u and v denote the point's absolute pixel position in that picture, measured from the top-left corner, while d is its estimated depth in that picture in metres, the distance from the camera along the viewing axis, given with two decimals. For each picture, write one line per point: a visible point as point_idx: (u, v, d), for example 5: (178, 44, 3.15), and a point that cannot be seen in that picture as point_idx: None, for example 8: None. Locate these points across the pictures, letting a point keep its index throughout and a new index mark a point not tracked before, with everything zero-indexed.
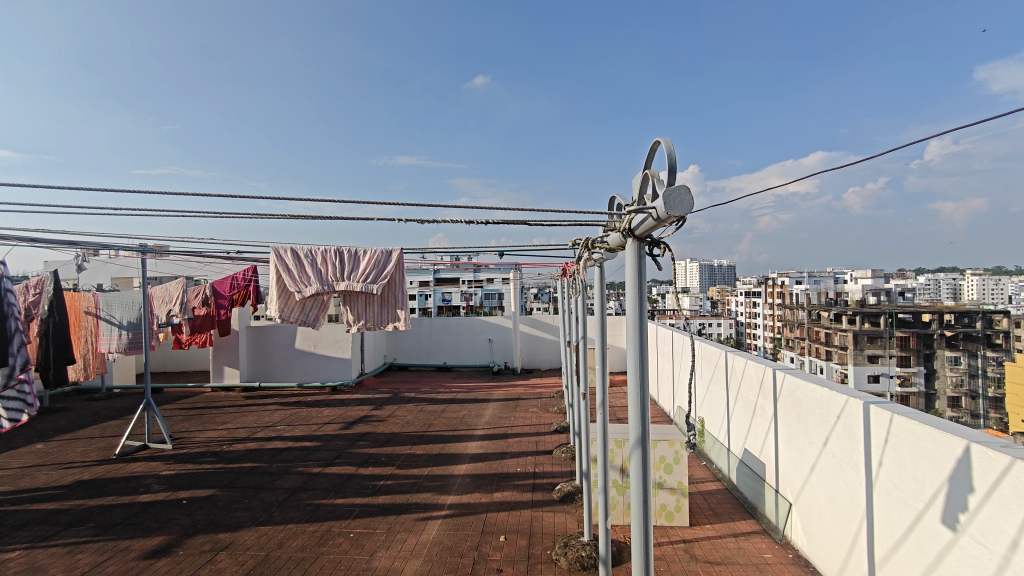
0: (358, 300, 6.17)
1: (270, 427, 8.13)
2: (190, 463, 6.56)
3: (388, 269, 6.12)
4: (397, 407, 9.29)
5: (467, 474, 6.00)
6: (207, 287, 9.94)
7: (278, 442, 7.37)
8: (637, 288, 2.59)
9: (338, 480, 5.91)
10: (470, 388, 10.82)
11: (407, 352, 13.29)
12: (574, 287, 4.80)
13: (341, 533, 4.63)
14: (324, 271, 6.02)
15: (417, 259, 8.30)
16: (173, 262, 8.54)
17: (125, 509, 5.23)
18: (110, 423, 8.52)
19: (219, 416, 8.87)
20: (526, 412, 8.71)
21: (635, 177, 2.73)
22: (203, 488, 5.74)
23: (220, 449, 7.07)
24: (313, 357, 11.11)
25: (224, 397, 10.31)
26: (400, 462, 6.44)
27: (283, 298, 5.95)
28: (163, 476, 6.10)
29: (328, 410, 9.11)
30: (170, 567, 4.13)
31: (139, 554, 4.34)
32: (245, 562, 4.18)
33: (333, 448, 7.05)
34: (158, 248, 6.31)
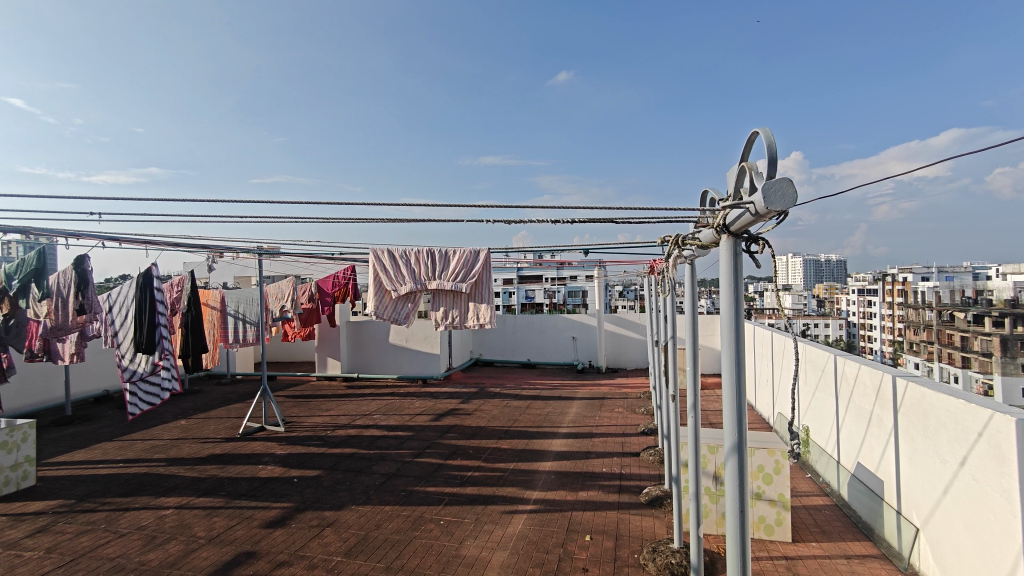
0: (449, 298, 6.42)
1: (368, 416, 8.73)
2: (300, 445, 7.22)
3: (476, 268, 6.31)
4: (483, 401, 9.55)
5: (552, 471, 6.03)
6: (313, 286, 10.78)
7: (374, 430, 7.89)
8: (733, 285, 2.46)
9: (429, 468, 6.21)
10: (554, 386, 10.85)
11: (492, 348, 13.61)
12: (661, 285, 4.64)
13: (432, 519, 4.86)
14: (417, 271, 6.37)
15: (502, 258, 8.48)
16: (285, 262, 9.46)
17: (248, 482, 5.89)
18: (235, 406, 9.62)
19: (324, 404, 9.66)
20: (611, 412, 8.56)
21: (732, 169, 2.57)
22: (311, 469, 6.31)
23: (326, 434, 7.71)
24: (405, 351, 11.73)
25: (328, 386, 11.24)
26: (487, 455, 6.62)
27: (381, 296, 6.38)
28: (279, 455, 6.79)
29: (419, 402, 9.59)
30: (286, 537, 4.59)
31: (261, 523, 4.87)
32: (347, 539, 4.54)
33: (424, 438, 7.40)
34: (273, 250, 7.00)
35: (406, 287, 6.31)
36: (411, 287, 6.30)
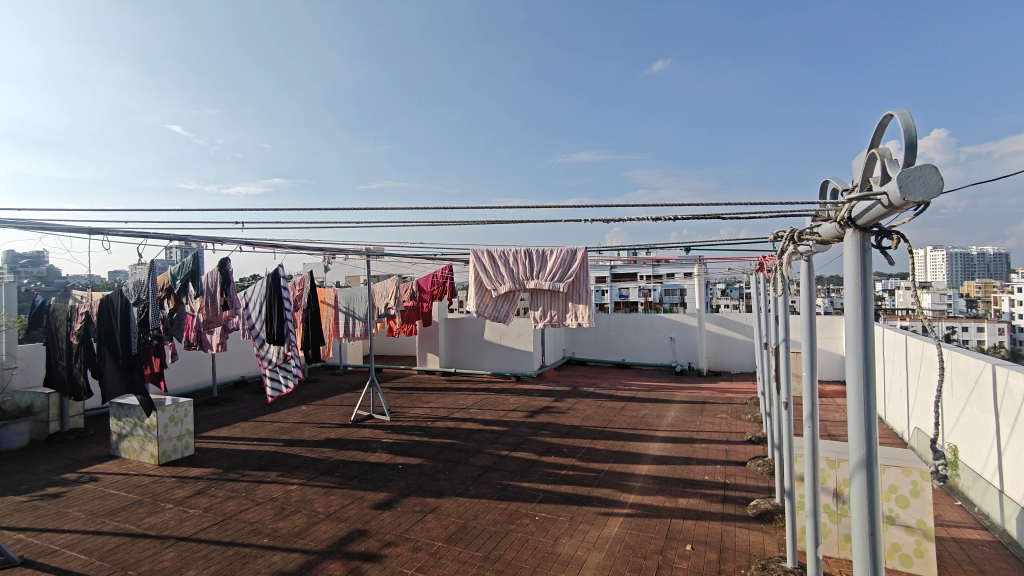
0: (546, 297, 6.47)
1: (465, 409, 9.09)
2: (405, 434, 7.70)
3: (573, 268, 6.30)
4: (577, 400, 9.51)
5: (649, 475, 5.85)
6: (414, 285, 11.48)
7: (471, 423, 8.19)
8: (860, 283, 2.21)
9: (524, 464, 6.32)
10: (651, 388, 10.50)
11: (586, 348, 13.51)
12: (772, 283, 4.32)
13: (528, 515, 4.95)
14: (515, 270, 6.50)
15: (596, 256, 8.36)
16: (391, 262, 10.13)
17: (360, 466, 6.41)
18: (347, 395, 10.51)
19: (425, 396, 10.21)
20: (713, 417, 8.11)
21: (859, 157, 2.32)
22: (414, 457, 6.71)
23: (427, 425, 8.16)
24: (500, 348, 12.02)
25: (428, 379, 11.88)
26: (581, 454, 6.59)
27: (480, 295, 6.61)
28: (385, 443, 7.31)
29: (514, 398, 9.79)
30: (393, 519, 4.93)
31: (371, 504, 5.27)
32: (448, 526, 4.77)
33: (519, 434, 7.54)
34: (378, 250, 7.51)
35: (504, 286, 6.47)
36: (508, 286, 6.44)
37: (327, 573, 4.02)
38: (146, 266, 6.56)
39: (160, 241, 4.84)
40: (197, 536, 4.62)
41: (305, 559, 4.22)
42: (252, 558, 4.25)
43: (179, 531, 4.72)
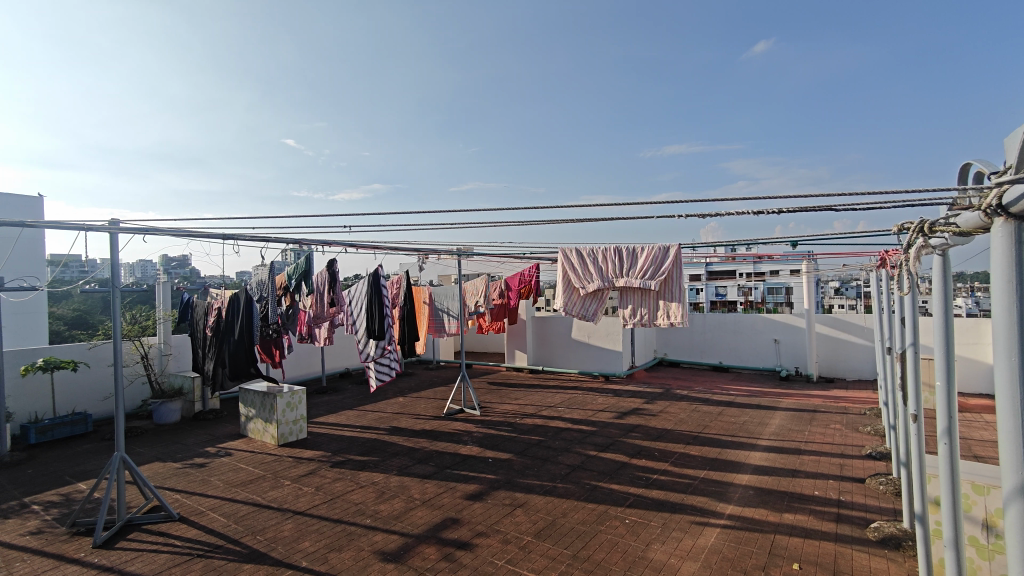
0: (637, 295, 6.30)
1: (553, 407, 9.13)
2: (494, 429, 7.91)
3: (665, 265, 6.09)
4: (669, 403, 9.16)
5: (749, 486, 5.49)
6: (503, 282, 11.75)
7: (559, 422, 8.20)
8: (1013, 279, 1.90)
9: (614, 466, 6.21)
10: (751, 393, 9.82)
11: (679, 349, 12.96)
12: (898, 280, 3.85)
13: (617, 517, 4.87)
14: (604, 268, 6.40)
15: (690, 252, 7.98)
16: (480, 261, 10.41)
17: (452, 457, 6.69)
18: (440, 388, 11.00)
19: (513, 392, 10.40)
20: (825, 428, 7.40)
21: (1014, 133, 1.99)
22: (504, 452, 6.86)
23: (515, 421, 8.31)
24: (588, 347, 11.91)
25: (516, 376, 12.08)
26: (674, 459, 6.35)
27: (569, 293, 6.60)
28: (476, 436, 7.56)
29: (602, 398, 9.65)
30: (483, 511, 5.09)
31: (463, 494, 5.49)
32: (536, 522, 4.82)
33: (608, 435, 7.43)
34: (469, 250, 7.78)
35: (593, 284, 6.39)
36: (597, 284, 6.36)
37: (423, 556, 4.25)
38: (268, 267, 7.34)
39: (279, 244, 5.41)
40: (311, 511, 5.11)
41: (403, 541, 4.50)
42: (358, 536, 4.62)
43: (296, 505, 5.26)
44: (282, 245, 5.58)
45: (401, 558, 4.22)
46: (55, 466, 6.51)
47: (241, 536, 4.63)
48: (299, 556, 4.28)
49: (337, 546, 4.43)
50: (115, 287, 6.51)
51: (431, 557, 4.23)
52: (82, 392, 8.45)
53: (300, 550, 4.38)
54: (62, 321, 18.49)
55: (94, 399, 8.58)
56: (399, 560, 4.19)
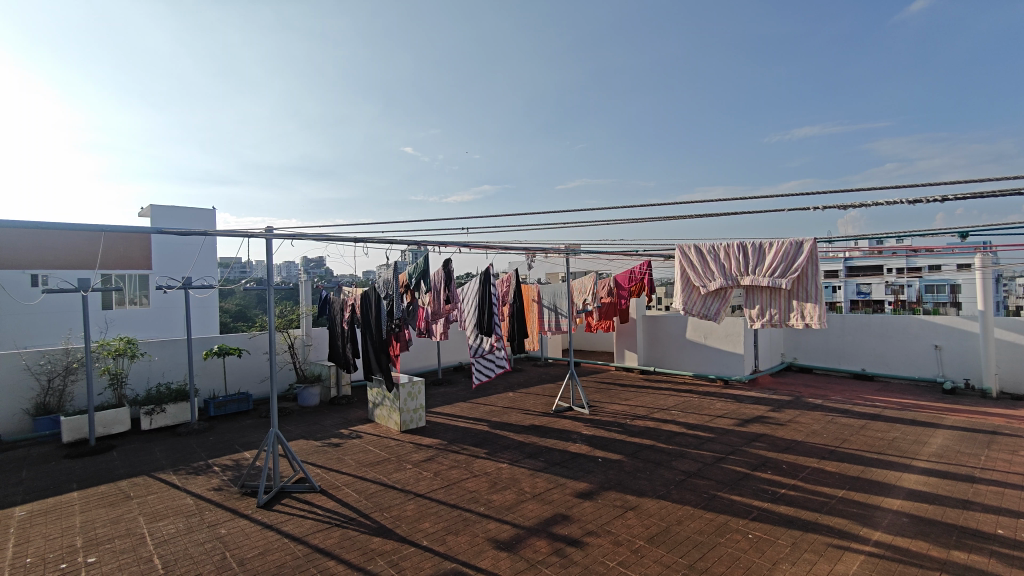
0: (765, 295, 5.82)
1: (665, 410, 8.76)
2: (603, 429, 7.81)
3: (799, 261, 5.55)
4: (799, 412, 8.32)
5: (902, 512, 4.80)
6: (612, 281, 11.52)
7: (673, 425, 7.86)
8: None
9: (735, 476, 5.81)
10: (904, 406, 8.55)
11: (811, 353, 11.72)
12: None
13: (739, 530, 4.55)
14: (727, 266, 6.00)
15: (826, 246, 7.17)
16: (588, 260, 10.33)
17: (562, 454, 6.73)
18: (548, 385, 11.12)
19: (623, 393, 10.16)
20: (1008, 454, 6.19)
21: None
22: (614, 452, 6.75)
23: (626, 423, 8.12)
24: (704, 349, 11.25)
25: (626, 376, 11.80)
26: (805, 474, 5.76)
27: (687, 291, 6.30)
28: (585, 435, 7.52)
29: (720, 404, 9.05)
30: (593, 510, 5.06)
31: (573, 492, 5.50)
32: (649, 527, 4.67)
33: (727, 442, 6.96)
34: (577, 248, 7.75)
35: (714, 282, 6.02)
36: (719, 282, 5.98)
37: (534, 548, 4.34)
38: (391, 267, 7.97)
39: (402, 245, 5.87)
40: (431, 495, 5.48)
41: (515, 532, 4.63)
42: (472, 522, 4.85)
43: (417, 488, 5.67)
44: (405, 246, 6.04)
45: (514, 548, 4.35)
46: (228, 436, 7.72)
47: (371, 511, 5.11)
48: (420, 535, 4.61)
49: (454, 530, 4.70)
50: (270, 285, 7.53)
51: (542, 550, 4.31)
52: (246, 375, 9.92)
53: (422, 530, 4.72)
54: (229, 314, 21.86)
55: (253, 381, 10.02)
56: (511, 550, 4.32)
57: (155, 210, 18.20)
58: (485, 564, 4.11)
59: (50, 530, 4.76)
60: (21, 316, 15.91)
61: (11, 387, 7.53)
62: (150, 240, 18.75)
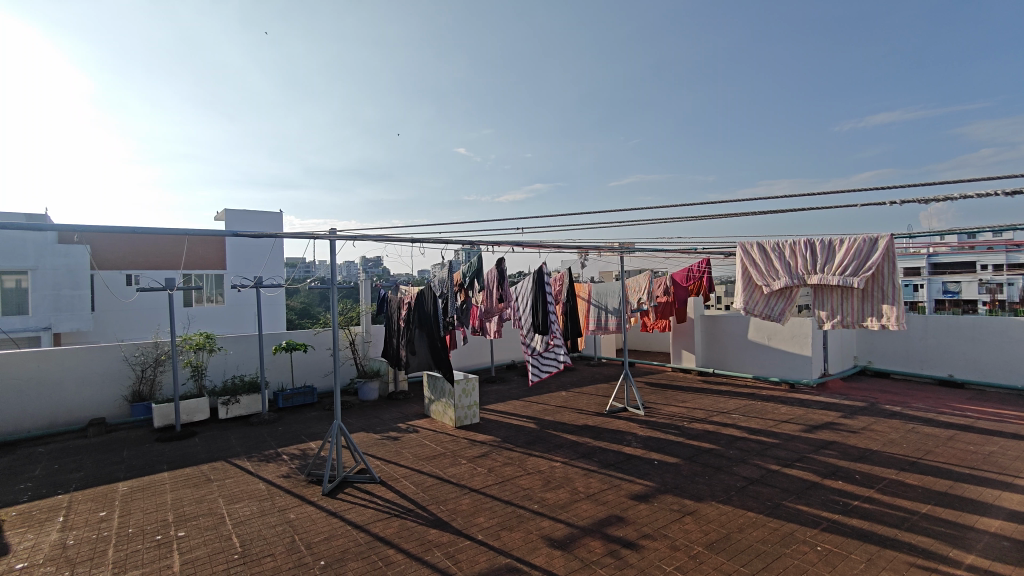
0: (835, 294, 5.50)
1: (725, 414, 8.45)
2: (659, 431, 7.63)
3: (873, 259, 5.20)
4: (875, 419, 7.77)
5: (997, 534, 4.39)
6: (669, 279, 11.17)
7: (734, 430, 7.57)
8: None
9: (802, 484, 5.52)
10: (1000, 417, 7.78)
11: (890, 357, 10.91)
12: None
13: (806, 541, 4.32)
14: (793, 264, 5.71)
15: (907, 242, 6.65)
16: (643, 258, 10.12)
17: (616, 455, 6.65)
18: (601, 385, 11.00)
19: (680, 395, 9.88)
20: None
21: None
22: (670, 455, 6.59)
23: (683, 425, 7.89)
24: (767, 350, 10.74)
25: (683, 378, 11.47)
26: (882, 486, 5.38)
27: (750, 291, 6.05)
28: (640, 437, 7.38)
29: (786, 408, 8.61)
30: (649, 513, 4.97)
31: (629, 494, 5.42)
32: (709, 533, 4.54)
33: (793, 449, 6.62)
34: (631, 246, 7.62)
35: (779, 282, 5.74)
36: (785, 281, 5.69)
37: (589, 549, 4.32)
38: (446, 266, 8.14)
39: (457, 245, 6.00)
40: (485, 490, 5.57)
41: (569, 531, 4.63)
42: (526, 519, 4.90)
43: (472, 482, 5.79)
44: (459, 245, 6.17)
45: (568, 547, 4.36)
46: (295, 427, 8.19)
47: (428, 504, 5.27)
48: (475, 529, 4.70)
49: (508, 526, 4.76)
50: (333, 284, 7.91)
51: (597, 551, 4.28)
52: (311, 369, 10.48)
53: (477, 524, 4.82)
54: (294, 311, 23.13)
55: (318, 375, 10.56)
56: (565, 548, 4.33)
57: (230, 214, 19.56)
58: (539, 561, 4.14)
59: (146, 505, 5.26)
60: (118, 312, 17.61)
61: (111, 376, 8.34)
62: (226, 243, 20.19)
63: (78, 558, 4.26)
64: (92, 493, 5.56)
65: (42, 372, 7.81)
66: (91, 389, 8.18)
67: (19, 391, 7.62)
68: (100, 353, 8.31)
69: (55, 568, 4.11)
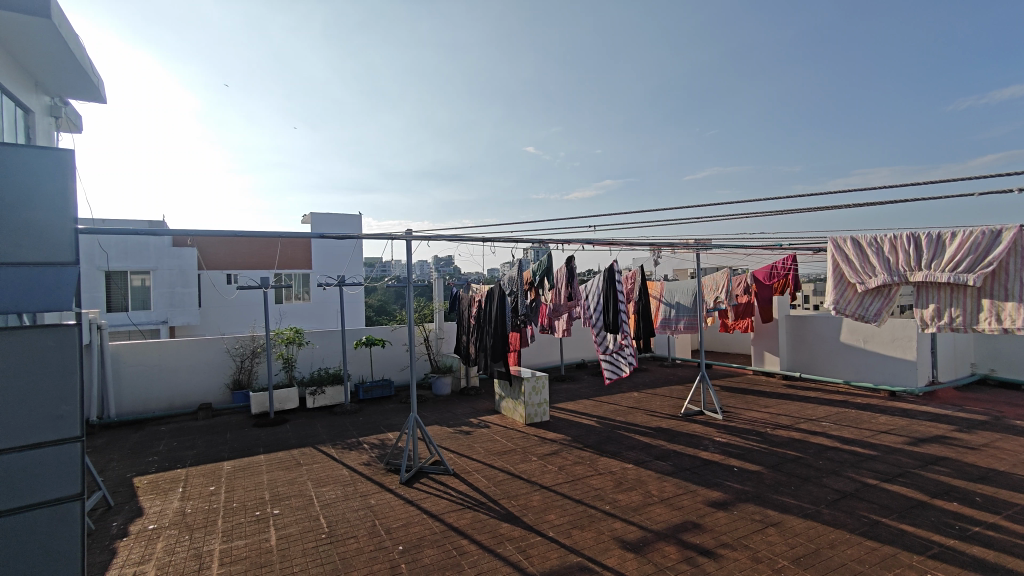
0: (944, 293, 4.95)
1: (815, 421, 7.87)
2: (739, 437, 7.26)
3: (993, 254, 4.62)
4: (997, 435, 6.90)
5: None
6: (749, 277, 10.57)
7: (824, 439, 7.03)
8: None
9: (906, 502, 5.03)
10: None
11: (1018, 366, 9.63)
12: None
13: (911, 565, 3.95)
14: (893, 261, 5.21)
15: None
16: (721, 255, 9.65)
17: (692, 460, 6.41)
18: (675, 387, 10.64)
19: (762, 400, 9.33)
20: None
21: None
22: (751, 463, 6.25)
23: (766, 432, 7.45)
24: (863, 355, 9.86)
25: (766, 382, 10.82)
26: (1006, 512, 4.78)
27: (842, 288, 5.61)
28: (718, 442, 7.06)
29: (886, 418, 7.86)
30: (728, 521, 4.76)
31: (706, 500, 5.22)
32: (796, 547, 4.27)
33: (895, 463, 6.04)
34: (707, 242, 7.30)
35: (876, 279, 5.27)
36: (883, 279, 5.22)
37: (663, 553, 4.22)
38: (515, 265, 8.22)
39: (527, 244, 6.06)
40: (556, 488, 5.60)
41: (642, 534, 4.55)
42: (598, 519, 4.86)
43: (542, 480, 5.83)
44: (529, 244, 6.22)
45: (641, 550, 4.28)
46: (375, 418, 8.65)
47: (499, 498, 5.38)
48: (547, 526, 4.74)
49: (580, 524, 4.76)
50: (408, 282, 8.26)
51: (672, 556, 4.17)
52: (388, 364, 11.02)
53: (548, 521, 4.85)
54: (372, 309, 24.37)
55: (394, 370, 11.08)
56: (638, 551, 4.26)
57: (316, 218, 20.98)
58: (612, 562, 4.10)
59: (247, 483, 5.81)
60: (222, 308, 19.54)
61: (217, 365, 9.27)
62: (312, 244, 21.70)
63: (194, 524, 4.81)
64: (204, 469, 6.23)
65: (162, 361, 8.85)
66: (201, 376, 9.14)
67: (144, 377, 8.68)
68: (208, 345, 9.24)
69: (177, 531, 4.67)
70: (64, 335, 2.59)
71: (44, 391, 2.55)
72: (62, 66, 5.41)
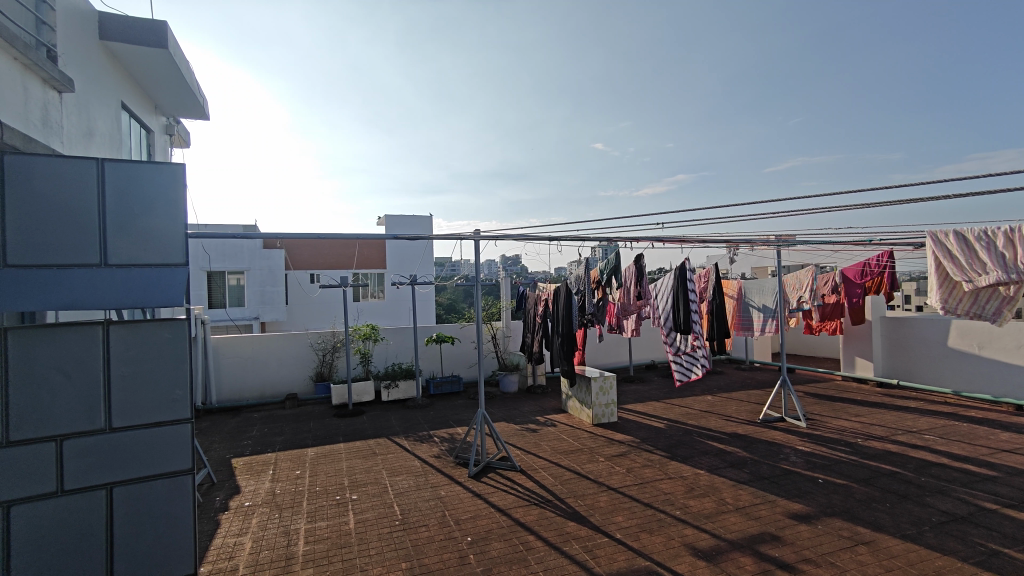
0: None
1: (916, 434, 7.15)
2: (826, 447, 6.76)
3: None
4: None
5: None
6: (837, 274, 9.93)
7: (927, 454, 6.38)
8: None
9: None
10: None
11: None
12: None
13: None
14: (1009, 256, 4.63)
15: None
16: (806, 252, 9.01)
17: (771, 469, 6.06)
18: (753, 392, 10.08)
19: (852, 408, 8.62)
20: None
21: None
22: (839, 475, 5.81)
23: (857, 443, 6.88)
24: (978, 362, 8.81)
25: (857, 389, 9.97)
26: None
27: (946, 288, 5.07)
28: (801, 452, 6.61)
29: (1005, 435, 6.99)
30: (811, 536, 4.46)
31: (786, 512, 4.92)
32: (891, 569, 3.92)
33: (1016, 486, 5.36)
34: (789, 238, 6.84)
35: (987, 277, 4.69)
36: (996, 277, 4.64)
37: (738, 564, 4.04)
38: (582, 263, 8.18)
39: (595, 242, 6.01)
40: (623, 490, 5.51)
41: (715, 542, 4.37)
42: (667, 524, 4.74)
43: (610, 481, 5.77)
44: (596, 242, 6.17)
45: (714, 559, 4.12)
46: (444, 412, 8.95)
47: (566, 496, 5.39)
48: (614, 528, 4.69)
49: (648, 528, 4.66)
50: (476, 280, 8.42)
51: (747, 568, 3.98)
52: (457, 360, 11.34)
53: (615, 523, 4.79)
54: (442, 307, 25.16)
55: (463, 366, 11.39)
56: (711, 560, 4.10)
57: (389, 220, 21.98)
58: (682, 569, 3.99)
59: (328, 469, 6.23)
60: (305, 305, 20.98)
61: (302, 359, 9.99)
62: (386, 245, 22.75)
63: (283, 504, 5.23)
64: (290, 454, 6.76)
65: (255, 354, 9.67)
66: (288, 368, 9.89)
67: (240, 368, 9.54)
68: (294, 339, 9.98)
69: (268, 509, 5.11)
70: (177, 328, 2.92)
71: (163, 377, 2.90)
72: (177, 90, 6.11)
